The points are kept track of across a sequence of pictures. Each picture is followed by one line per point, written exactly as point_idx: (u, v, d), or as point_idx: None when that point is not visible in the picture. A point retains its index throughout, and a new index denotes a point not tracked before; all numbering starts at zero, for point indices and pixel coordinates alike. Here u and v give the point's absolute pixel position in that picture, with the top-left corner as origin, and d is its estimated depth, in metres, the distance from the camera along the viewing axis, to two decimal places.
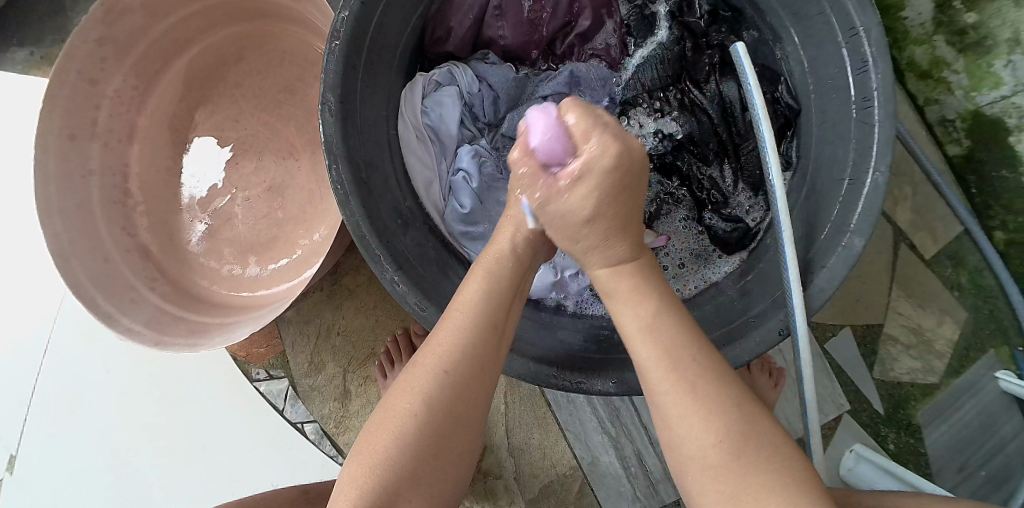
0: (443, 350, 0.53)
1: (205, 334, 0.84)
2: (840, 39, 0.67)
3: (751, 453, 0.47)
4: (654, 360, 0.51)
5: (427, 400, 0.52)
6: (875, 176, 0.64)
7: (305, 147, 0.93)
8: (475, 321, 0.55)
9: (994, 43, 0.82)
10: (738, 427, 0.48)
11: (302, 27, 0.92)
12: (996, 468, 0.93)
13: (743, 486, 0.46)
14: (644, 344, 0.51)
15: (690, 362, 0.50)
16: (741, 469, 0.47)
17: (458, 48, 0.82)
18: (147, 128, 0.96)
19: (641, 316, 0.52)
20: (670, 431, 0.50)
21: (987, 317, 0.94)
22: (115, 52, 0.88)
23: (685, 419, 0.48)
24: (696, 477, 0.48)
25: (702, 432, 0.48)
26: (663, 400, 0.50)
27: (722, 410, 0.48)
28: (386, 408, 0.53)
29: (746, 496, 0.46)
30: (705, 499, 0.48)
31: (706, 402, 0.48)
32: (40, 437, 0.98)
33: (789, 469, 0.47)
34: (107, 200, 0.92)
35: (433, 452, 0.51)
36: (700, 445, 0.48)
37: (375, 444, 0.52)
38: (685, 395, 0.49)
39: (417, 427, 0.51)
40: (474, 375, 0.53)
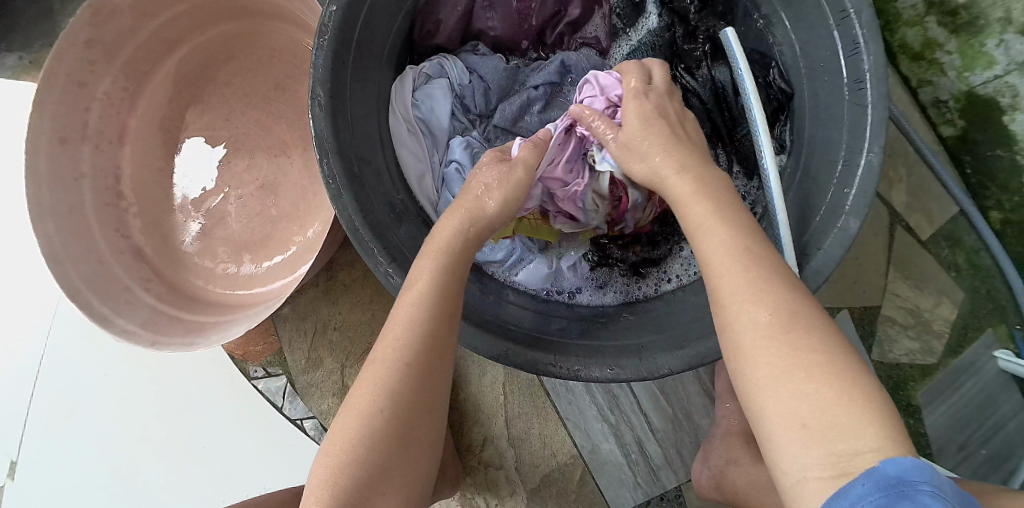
0: (400, 344, 0.53)
1: (201, 333, 0.84)
2: (831, 22, 0.67)
3: (807, 333, 0.45)
4: (718, 242, 0.50)
5: (389, 396, 0.52)
6: (869, 157, 0.64)
7: (297, 143, 0.92)
8: (428, 310, 0.54)
9: (986, 24, 0.81)
10: (797, 307, 0.46)
11: (290, 23, 0.91)
12: (997, 446, 0.93)
13: (799, 360, 0.44)
14: (712, 228, 0.51)
15: (756, 249, 0.49)
16: (795, 346, 0.45)
17: (449, 41, 0.82)
18: (138, 129, 0.95)
19: (709, 204, 0.52)
20: (725, 316, 0.48)
21: (985, 297, 0.94)
22: (103, 53, 0.88)
23: (741, 296, 0.47)
24: (747, 350, 0.46)
25: (758, 306, 0.47)
26: (721, 280, 0.49)
27: (783, 291, 0.47)
28: (349, 407, 0.53)
29: (800, 376, 0.44)
30: (754, 377, 0.45)
31: (765, 284, 0.47)
32: (41, 442, 0.97)
33: (846, 356, 0.44)
34: (100, 202, 0.92)
35: (399, 445, 0.52)
36: (755, 324, 0.46)
37: (341, 445, 0.52)
38: (761, 285, 0.47)
39: (380, 421, 0.52)
40: (433, 365, 0.54)
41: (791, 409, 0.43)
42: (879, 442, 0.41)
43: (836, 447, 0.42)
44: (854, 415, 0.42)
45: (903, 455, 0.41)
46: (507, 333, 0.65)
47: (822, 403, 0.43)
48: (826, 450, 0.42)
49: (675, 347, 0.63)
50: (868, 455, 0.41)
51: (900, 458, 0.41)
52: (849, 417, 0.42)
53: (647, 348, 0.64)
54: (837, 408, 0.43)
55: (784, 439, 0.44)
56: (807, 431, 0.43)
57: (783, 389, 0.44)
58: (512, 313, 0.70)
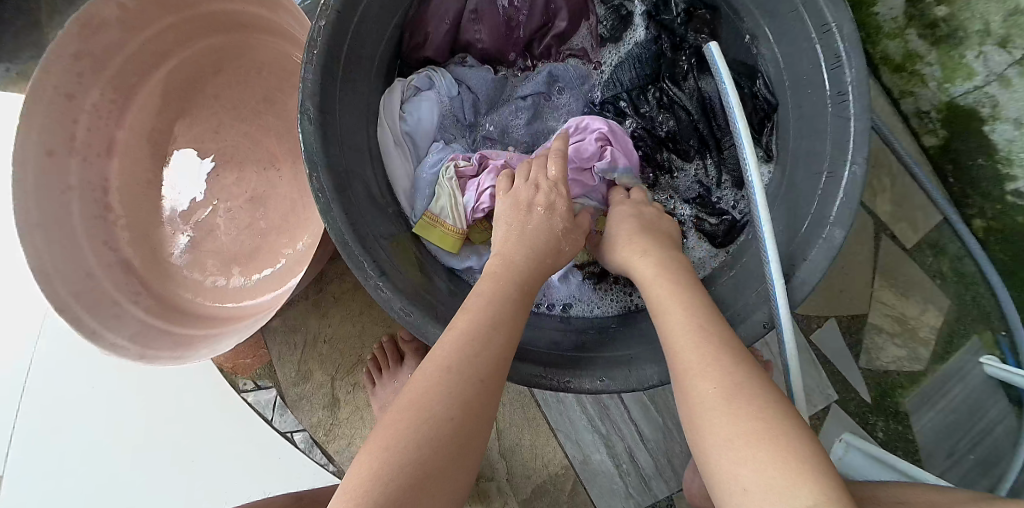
0: (467, 347, 0.53)
1: (190, 347, 0.83)
2: (813, 36, 0.68)
3: (747, 401, 0.47)
4: (677, 321, 0.54)
5: (455, 394, 0.50)
6: (853, 169, 0.64)
7: (286, 156, 0.92)
8: (496, 323, 0.55)
9: (965, 35, 0.83)
10: (741, 377, 0.49)
11: (279, 36, 0.92)
12: (985, 452, 0.94)
13: (739, 427, 0.46)
14: (676, 308, 0.55)
15: (712, 325, 0.53)
16: (737, 412, 0.47)
17: (438, 53, 0.82)
18: (127, 142, 0.95)
19: (672, 287, 0.57)
20: (683, 390, 0.51)
21: (970, 304, 0.95)
22: (92, 65, 0.87)
23: (694, 370, 0.50)
24: (698, 422, 0.48)
25: (707, 378, 0.49)
26: (678, 356, 0.52)
27: (728, 362, 0.50)
28: (406, 401, 0.50)
29: (743, 443, 0.45)
30: (706, 447, 0.47)
31: (713, 357, 0.50)
32: (27, 458, 0.96)
33: (786, 422, 0.46)
34: (88, 214, 0.91)
35: (460, 446, 0.48)
36: (704, 394, 0.49)
37: (397, 435, 0.48)
38: (704, 352, 0.51)
39: (441, 415, 0.49)
40: (497, 373, 0.53)
41: (734, 476, 0.45)
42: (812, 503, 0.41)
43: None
44: (789, 477, 0.43)
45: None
46: None
47: (761, 466, 0.44)
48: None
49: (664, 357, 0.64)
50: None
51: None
52: (783, 478, 0.43)
53: (636, 358, 0.65)
54: (773, 471, 0.43)
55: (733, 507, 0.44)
56: (749, 495, 0.43)
57: (727, 458, 0.46)
58: None
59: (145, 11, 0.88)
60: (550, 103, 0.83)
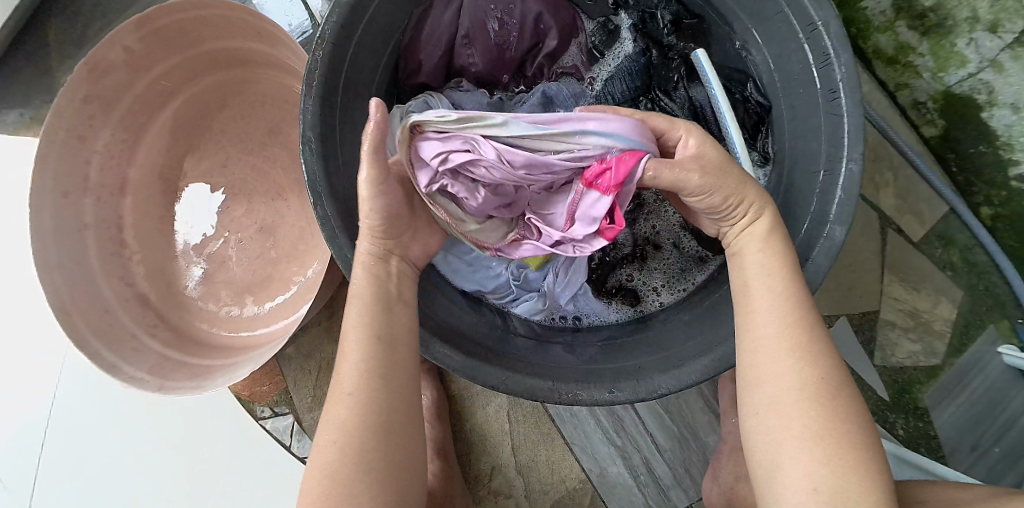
0: (347, 377, 0.55)
1: (206, 376, 0.85)
2: (800, 35, 0.68)
3: (841, 406, 0.52)
4: (771, 295, 0.56)
5: (345, 427, 0.53)
6: (849, 165, 0.65)
7: (292, 186, 0.95)
8: (366, 338, 0.56)
9: (954, 24, 0.82)
10: (836, 379, 0.53)
11: (278, 69, 0.95)
12: (1010, 443, 0.93)
13: (829, 427, 0.51)
14: (775, 280, 0.56)
15: (808, 308, 0.55)
16: (828, 415, 0.51)
17: (432, 78, 0.83)
18: (139, 181, 0.97)
19: (768, 253, 0.58)
20: (770, 369, 0.54)
21: (984, 293, 0.95)
22: (102, 108, 0.90)
23: (797, 357, 0.53)
24: (787, 411, 0.52)
25: (807, 370, 0.53)
26: (773, 336, 0.54)
27: (830, 360, 0.53)
28: (314, 450, 0.55)
29: (828, 446, 0.50)
30: (783, 434, 0.52)
31: (813, 350, 0.53)
32: (57, 495, 0.98)
33: (865, 434, 0.51)
34: (104, 252, 0.93)
35: (366, 471, 0.52)
36: (798, 386, 0.52)
37: (309, 488, 0.53)
38: (796, 345, 0.53)
39: (346, 451, 0.53)
40: (379, 386, 0.55)
41: (811, 472, 0.50)
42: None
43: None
44: (861, 484, 0.49)
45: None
46: (505, 361, 0.66)
47: (841, 468, 0.50)
48: None
49: (671, 367, 0.64)
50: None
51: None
52: (856, 484, 0.49)
53: (644, 369, 0.65)
54: (850, 477, 0.49)
55: (793, 493, 0.50)
56: (818, 494, 0.49)
57: (807, 455, 0.50)
58: (512, 343, 0.71)
59: (150, 53, 0.90)
60: None
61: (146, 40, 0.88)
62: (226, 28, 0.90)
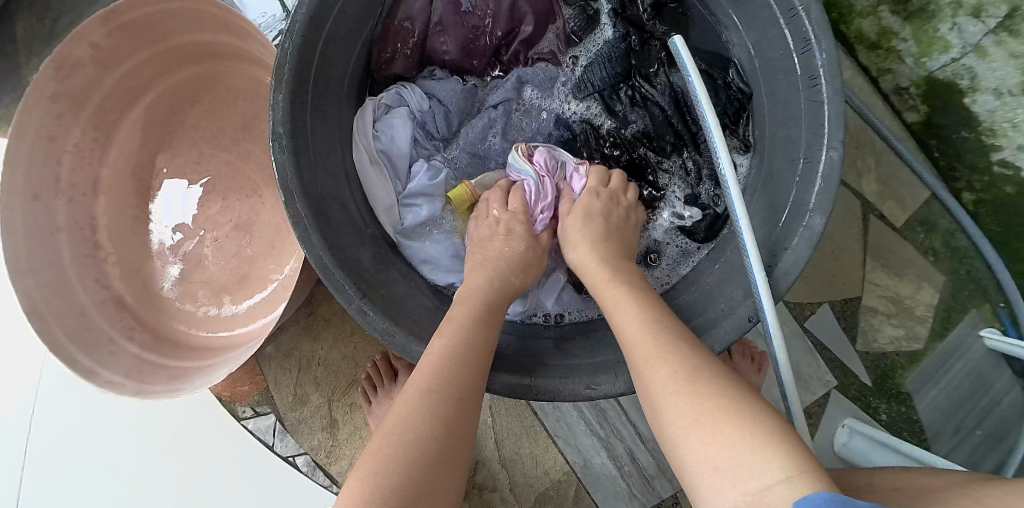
0: (449, 377, 0.56)
1: (185, 379, 0.84)
2: (781, 21, 0.67)
3: (714, 385, 0.48)
4: (632, 319, 0.57)
5: (437, 421, 0.53)
6: (830, 154, 0.64)
7: (267, 183, 0.93)
8: (472, 356, 0.59)
9: (937, 8, 0.82)
10: (701, 363, 0.50)
11: (249, 63, 0.92)
12: (991, 426, 0.94)
13: (702, 406, 0.47)
14: (629, 309, 0.58)
15: (663, 320, 0.56)
16: (697, 392, 0.48)
17: (407, 67, 0.81)
18: (111, 179, 0.95)
19: (625, 292, 0.60)
20: (643, 384, 0.52)
21: (966, 278, 0.95)
22: (70, 106, 0.88)
23: (650, 359, 0.52)
24: (663, 406, 0.49)
25: (665, 365, 0.51)
26: (634, 348, 0.54)
27: (694, 352, 0.51)
28: (387, 432, 0.53)
29: (707, 421, 0.46)
30: (671, 432, 0.48)
31: (666, 348, 0.52)
32: (40, 497, 0.97)
33: (746, 399, 0.47)
34: (78, 254, 0.91)
35: (440, 469, 0.51)
36: (664, 383, 0.50)
37: (377, 464, 0.50)
38: (653, 347, 0.53)
39: (422, 434, 0.52)
40: (473, 402, 0.56)
41: (704, 455, 0.45)
42: (786, 476, 0.41)
43: (746, 483, 0.42)
44: (757, 452, 0.43)
45: (817, 492, 0.40)
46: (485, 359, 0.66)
47: (729, 444, 0.44)
48: (736, 488, 0.42)
49: None
50: (779, 487, 0.41)
51: (814, 495, 0.40)
52: (750, 452, 0.43)
53: (622, 363, 0.65)
54: (742, 443, 0.44)
55: (705, 486, 0.44)
56: (719, 473, 0.44)
57: (694, 439, 0.46)
58: (496, 338, 0.71)
59: (118, 49, 0.88)
60: (522, 109, 0.82)
61: (112, 35, 0.86)
62: (195, 21, 0.88)
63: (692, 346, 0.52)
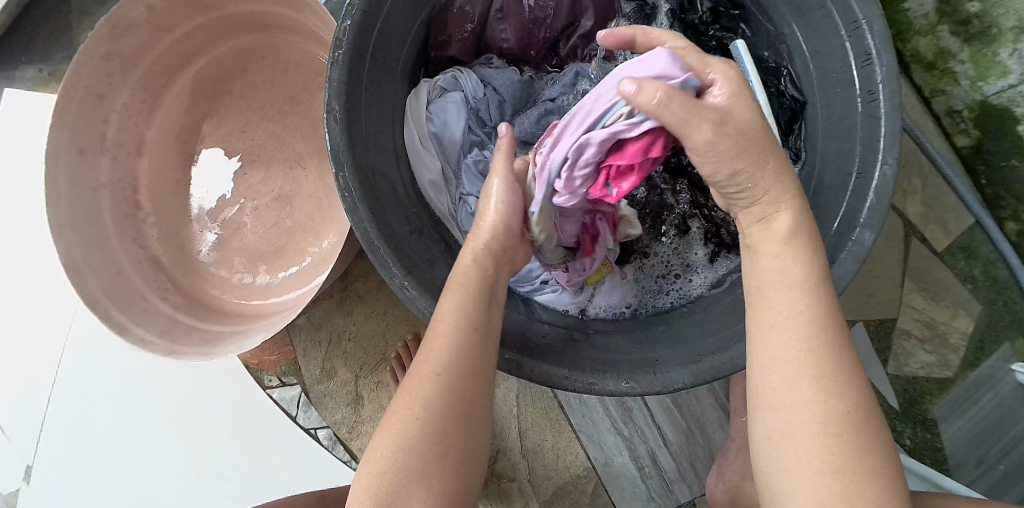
0: (437, 355, 0.54)
1: (217, 342, 0.85)
2: (843, 33, 0.66)
3: (863, 445, 0.45)
4: (800, 313, 0.47)
5: (424, 405, 0.52)
6: (883, 169, 0.63)
7: (312, 155, 0.94)
8: (462, 326, 0.55)
9: (999, 32, 0.81)
10: (862, 416, 0.45)
11: (304, 36, 0.93)
12: (1016, 463, 0.92)
13: (857, 466, 0.44)
14: (799, 293, 0.48)
15: (838, 332, 0.47)
16: (849, 454, 0.44)
17: (463, 51, 0.82)
18: (156, 141, 0.96)
19: (803, 266, 0.48)
20: (785, 401, 0.46)
21: (1003, 309, 0.93)
22: (122, 67, 0.89)
23: (813, 386, 0.46)
24: (800, 439, 0.45)
25: (837, 399, 0.45)
26: (793, 356, 0.47)
27: (854, 397, 0.46)
28: (387, 423, 0.54)
29: (844, 485, 0.44)
30: (790, 461, 0.46)
31: (832, 383, 0.46)
32: (61, 449, 0.98)
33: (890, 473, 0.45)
34: (118, 212, 0.93)
35: (434, 453, 0.52)
36: (809, 422, 0.45)
37: (377, 458, 0.52)
38: (816, 368, 0.46)
39: (420, 433, 0.52)
40: (463, 375, 0.54)
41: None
42: None
43: None
44: None
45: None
46: (524, 347, 0.66)
47: (868, 505, 0.44)
48: None
49: (689, 360, 0.64)
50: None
51: None
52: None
53: (662, 362, 0.64)
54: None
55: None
56: None
57: (817, 494, 0.44)
58: (536, 329, 0.71)
59: (174, 14, 0.89)
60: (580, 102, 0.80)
61: None
62: None
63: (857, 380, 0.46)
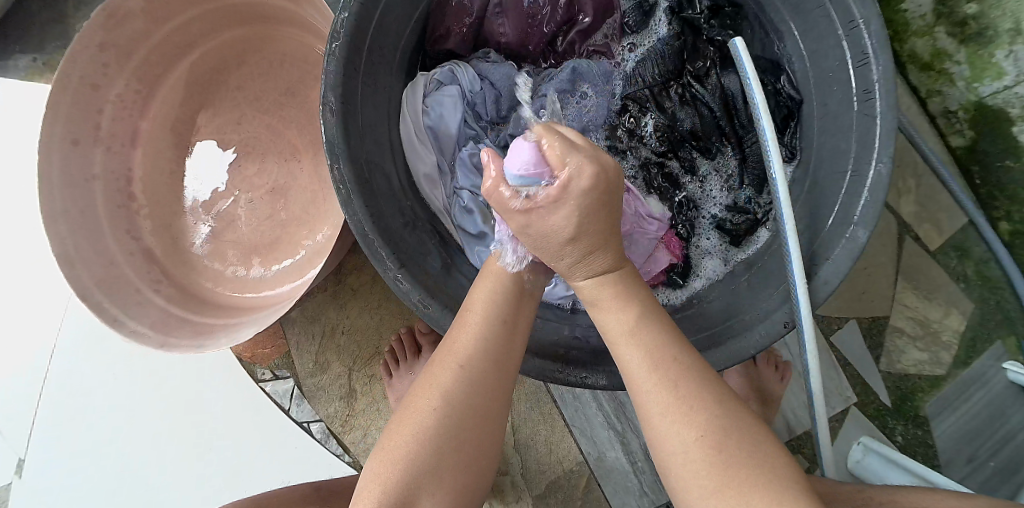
0: (461, 347, 0.56)
1: (209, 335, 0.85)
2: (840, 32, 0.66)
3: (733, 454, 0.51)
4: (637, 360, 0.54)
5: (447, 396, 0.54)
6: (877, 168, 0.63)
7: (307, 148, 0.93)
8: (490, 320, 0.57)
9: (995, 34, 0.81)
10: (721, 428, 0.51)
11: (302, 29, 0.92)
12: (1005, 460, 0.93)
13: (727, 480, 0.50)
14: (628, 345, 0.55)
15: (674, 366, 0.53)
16: (722, 466, 0.50)
17: (460, 45, 0.82)
18: (150, 132, 0.96)
19: (625, 318, 0.55)
20: (654, 431, 0.53)
21: (995, 308, 0.94)
22: (117, 57, 0.88)
23: (670, 418, 0.52)
24: (681, 470, 0.52)
25: (687, 428, 0.52)
26: (647, 397, 0.53)
27: (710, 411, 0.52)
28: (405, 411, 0.56)
29: (729, 495, 0.50)
30: (686, 486, 0.52)
31: (687, 406, 0.52)
32: (54, 440, 0.98)
33: (768, 472, 0.50)
34: (111, 203, 0.92)
35: (451, 444, 0.54)
36: (684, 442, 0.52)
37: (395, 442, 0.54)
38: (667, 394, 0.52)
39: (436, 422, 0.54)
40: (488, 371, 0.55)
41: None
42: None
43: None
44: None
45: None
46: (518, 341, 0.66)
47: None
48: None
49: None
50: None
51: None
52: None
53: None
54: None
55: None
56: None
57: (711, 507, 0.50)
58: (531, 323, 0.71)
59: (169, 4, 0.88)
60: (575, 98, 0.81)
61: None
62: None
63: (716, 398, 0.53)
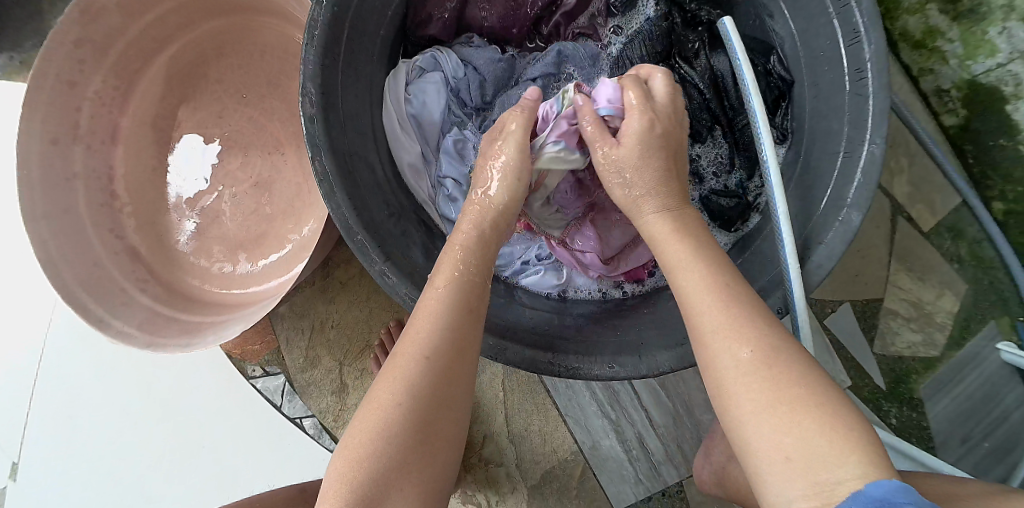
0: (423, 334, 0.54)
1: (197, 334, 0.83)
2: (831, 10, 0.65)
3: (791, 364, 0.45)
4: (695, 285, 0.51)
5: (412, 384, 0.52)
6: (871, 148, 0.62)
7: (290, 140, 0.92)
8: (451, 306, 0.56)
9: (989, 10, 0.80)
10: (779, 342, 0.46)
11: (282, 19, 0.90)
12: (999, 439, 0.92)
13: (779, 392, 0.44)
14: (686, 269, 0.52)
15: (733, 286, 0.50)
16: (775, 378, 0.45)
17: (442, 31, 0.81)
18: (131, 128, 0.94)
19: (685, 245, 0.54)
20: (707, 356, 0.48)
21: (988, 288, 0.93)
22: (93, 53, 0.86)
23: (722, 333, 0.48)
24: (731, 389, 0.46)
25: (740, 342, 0.47)
26: (702, 318, 0.49)
27: (770, 326, 0.47)
28: (368, 404, 0.52)
29: (785, 409, 0.43)
30: (735, 407, 0.46)
31: (742, 321, 0.48)
32: (43, 444, 0.97)
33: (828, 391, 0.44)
34: (94, 202, 0.91)
35: (420, 437, 0.51)
36: (735, 362, 0.46)
37: (359, 440, 0.51)
38: (723, 312, 0.48)
39: (403, 413, 0.51)
40: (455, 355, 0.54)
41: (775, 442, 0.43)
42: (861, 471, 0.40)
43: (821, 476, 0.41)
44: (833, 445, 0.41)
45: (886, 477, 0.40)
46: (509, 332, 0.65)
47: (803, 432, 0.42)
48: (807, 480, 0.41)
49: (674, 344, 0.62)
50: (851, 483, 0.40)
51: (884, 481, 0.39)
52: (827, 445, 0.41)
53: (646, 345, 0.64)
54: (819, 437, 0.42)
55: (773, 474, 0.43)
56: (789, 463, 0.42)
57: (765, 426, 0.44)
58: (521, 314, 0.70)
59: None
60: (561, 82, 0.81)
61: None
62: None
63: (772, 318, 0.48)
